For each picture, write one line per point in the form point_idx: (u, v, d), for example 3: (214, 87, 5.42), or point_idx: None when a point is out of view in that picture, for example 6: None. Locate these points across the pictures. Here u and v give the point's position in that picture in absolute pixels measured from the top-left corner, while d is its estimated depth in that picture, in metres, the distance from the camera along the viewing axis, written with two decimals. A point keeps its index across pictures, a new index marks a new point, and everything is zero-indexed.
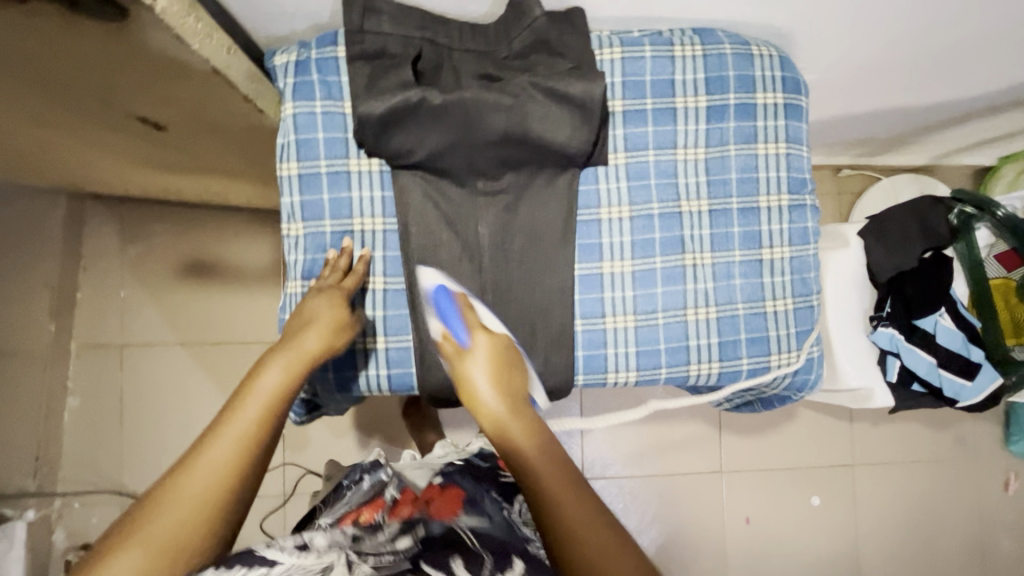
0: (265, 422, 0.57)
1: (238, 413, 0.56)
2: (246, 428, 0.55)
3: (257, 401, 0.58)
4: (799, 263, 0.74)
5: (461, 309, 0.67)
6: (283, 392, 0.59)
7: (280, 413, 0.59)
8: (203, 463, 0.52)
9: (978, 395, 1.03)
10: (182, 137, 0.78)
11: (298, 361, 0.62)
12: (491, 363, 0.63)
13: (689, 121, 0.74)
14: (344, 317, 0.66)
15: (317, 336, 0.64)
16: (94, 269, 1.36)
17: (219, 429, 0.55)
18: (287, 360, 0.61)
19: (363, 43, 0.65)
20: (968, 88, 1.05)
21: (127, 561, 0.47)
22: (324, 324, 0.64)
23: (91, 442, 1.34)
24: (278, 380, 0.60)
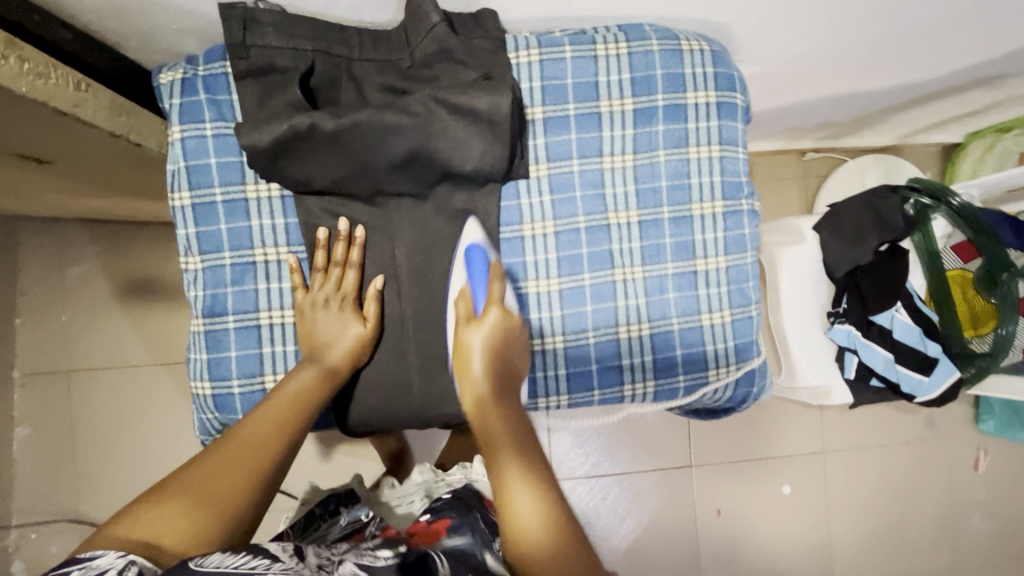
0: (294, 421, 0.60)
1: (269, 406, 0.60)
2: (275, 421, 0.59)
3: (284, 398, 0.61)
4: (736, 273, 0.71)
5: (488, 274, 0.65)
6: (314, 391, 0.62)
7: (310, 413, 0.61)
8: (238, 445, 0.57)
9: (935, 390, 1.00)
10: (76, 165, 0.72)
11: (327, 371, 0.63)
12: (494, 342, 0.64)
13: (616, 126, 0.69)
14: (367, 334, 0.66)
15: (340, 350, 0.64)
16: (30, 294, 1.30)
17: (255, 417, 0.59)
18: (322, 360, 0.63)
19: (248, 59, 0.59)
20: (924, 70, 1.01)
21: (164, 521, 0.50)
22: (348, 340, 0.64)
23: (43, 470, 1.30)
24: (304, 382, 0.62)
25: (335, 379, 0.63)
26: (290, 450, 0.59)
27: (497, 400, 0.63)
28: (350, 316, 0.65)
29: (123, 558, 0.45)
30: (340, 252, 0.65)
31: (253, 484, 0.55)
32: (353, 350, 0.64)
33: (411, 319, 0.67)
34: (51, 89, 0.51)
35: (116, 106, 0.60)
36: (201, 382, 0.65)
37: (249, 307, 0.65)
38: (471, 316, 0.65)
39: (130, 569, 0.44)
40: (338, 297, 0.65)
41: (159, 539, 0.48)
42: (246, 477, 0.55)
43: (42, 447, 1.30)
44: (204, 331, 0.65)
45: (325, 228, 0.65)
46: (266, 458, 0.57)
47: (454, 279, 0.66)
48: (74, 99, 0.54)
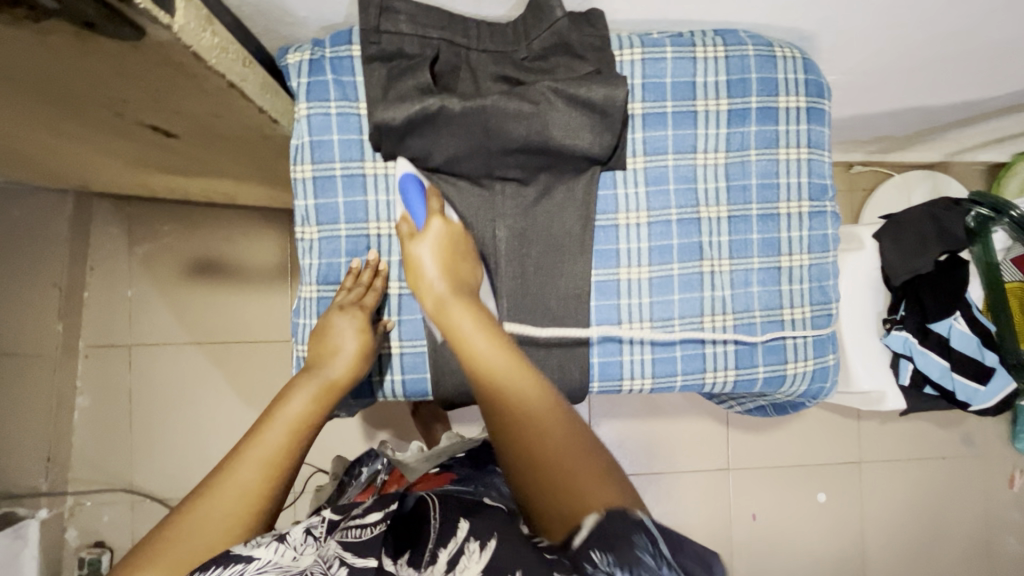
0: (287, 454, 0.56)
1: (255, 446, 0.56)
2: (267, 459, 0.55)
3: (281, 424, 0.58)
4: (817, 271, 0.74)
5: (424, 195, 0.65)
6: (309, 420, 0.59)
7: (304, 441, 0.58)
8: (225, 490, 0.52)
9: (990, 399, 1.03)
10: (192, 142, 0.76)
11: (324, 388, 0.62)
12: (438, 249, 0.63)
13: (710, 125, 0.72)
14: (365, 348, 0.65)
15: (341, 364, 0.64)
16: (101, 268, 1.35)
17: (239, 462, 0.54)
18: (319, 380, 0.62)
19: (380, 44, 0.64)
20: (988, 88, 1.03)
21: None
22: (348, 354, 0.64)
23: (100, 441, 1.34)
24: (301, 406, 0.60)
25: (332, 394, 0.62)
26: (287, 483, 0.56)
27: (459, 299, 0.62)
28: (357, 327, 0.65)
29: None
30: (366, 277, 0.68)
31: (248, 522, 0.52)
32: (352, 367, 0.64)
33: (508, 298, 0.69)
34: (227, 64, 0.55)
35: (264, 85, 0.64)
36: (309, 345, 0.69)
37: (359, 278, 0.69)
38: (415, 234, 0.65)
39: None
40: (354, 312, 0.65)
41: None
42: (241, 522, 0.51)
43: (101, 418, 1.34)
44: (317, 297, 0.69)
45: (356, 258, 0.68)
46: (264, 495, 0.53)
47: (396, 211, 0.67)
48: (240, 75, 0.57)
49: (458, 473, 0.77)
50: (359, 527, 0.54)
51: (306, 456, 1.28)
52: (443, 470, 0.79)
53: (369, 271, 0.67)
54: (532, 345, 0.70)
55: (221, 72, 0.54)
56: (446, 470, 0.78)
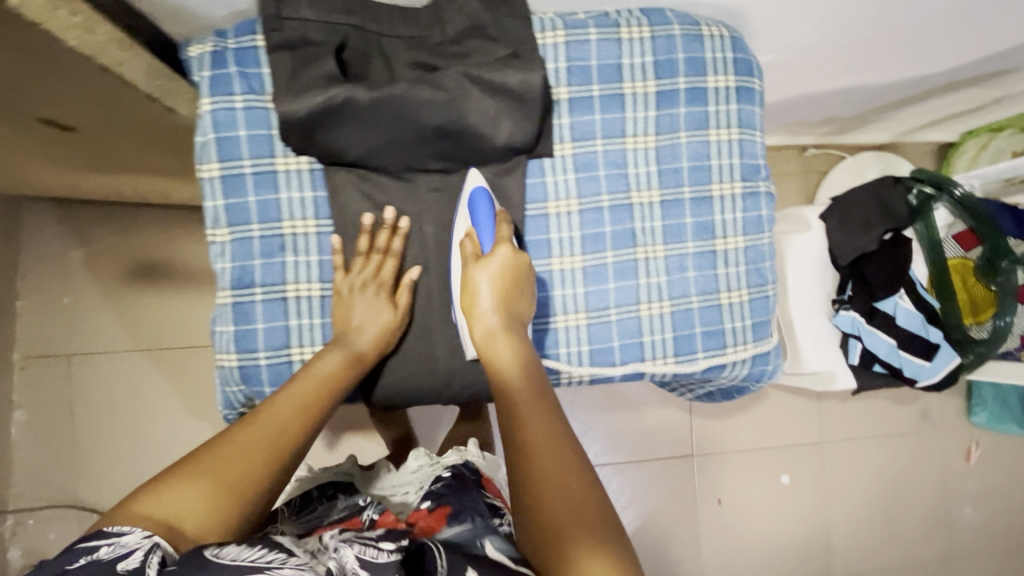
0: (315, 408, 0.59)
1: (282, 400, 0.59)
2: (298, 407, 0.58)
3: (310, 381, 0.61)
4: (754, 253, 0.72)
5: (495, 218, 0.63)
6: (335, 379, 0.62)
7: (331, 399, 0.61)
8: (256, 428, 0.55)
9: (936, 374, 1.04)
10: (99, 136, 0.71)
11: (354, 353, 0.63)
12: (501, 279, 0.62)
13: (638, 108, 0.70)
14: (397, 322, 0.65)
15: (370, 334, 0.64)
16: (33, 276, 1.27)
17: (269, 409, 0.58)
18: (350, 343, 0.63)
19: (282, 32, 0.60)
20: (927, 65, 1.04)
21: (187, 498, 0.48)
22: (379, 325, 0.64)
23: (42, 457, 1.28)
24: (330, 368, 0.62)
25: (361, 365, 0.63)
26: (311, 435, 0.58)
27: (508, 336, 0.61)
28: (381, 298, 0.65)
29: (148, 539, 0.45)
30: (382, 240, 0.65)
31: (276, 463, 0.54)
32: (381, 328, 0.64)
33: (439, 293, 0.68)
34: (97, 45, 0.51)
35: (156, 71, 0.60)
36: (227, 354, 0.65)
37: (277, 279, 0.64)
38: (479, 256, 0.63)
39: (157, 552, 0.44)
40: (371, 286, 0.65)
41: (183, 519, 0.47)
42: (267, 460, 0.54)
43: (41, 433, 1.28)
44: (231, 303, 0.64)
45: (370, 214, 0.65)
46: (288, 441, 0.56)
47: (458, 224, 0.64)
48: (117, 58, 0.54)
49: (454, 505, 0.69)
50: (375, 552, 0.48)
51: None
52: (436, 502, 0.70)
53: (383, 233, 0.65)
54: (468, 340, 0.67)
55: (86, 52, 0.50)
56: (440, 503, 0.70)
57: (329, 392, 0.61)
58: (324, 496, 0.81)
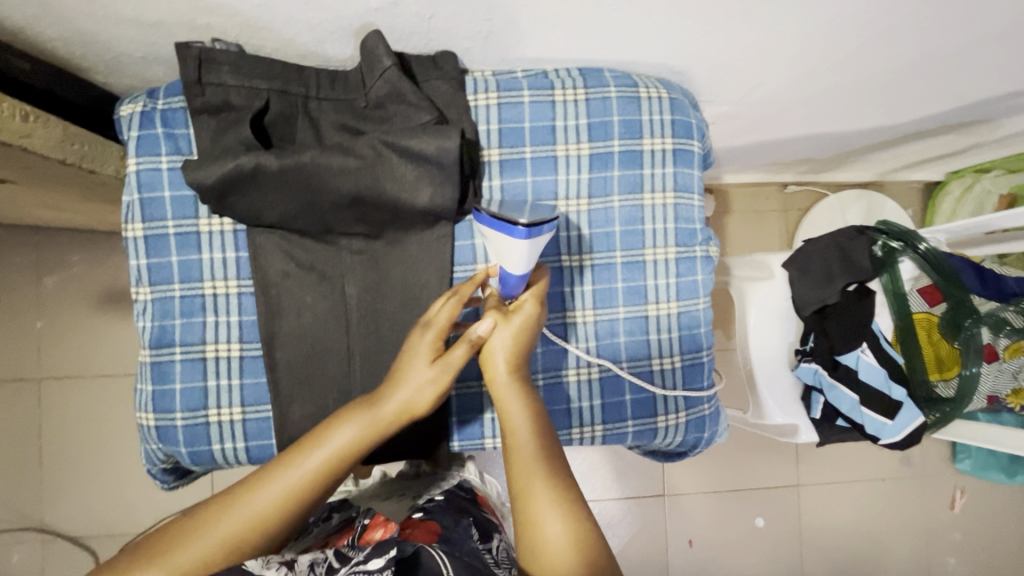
0: (314, 484, 0.55)
1: (288, 471, 0.54)
2: (292, 484, 0.54)
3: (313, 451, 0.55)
4: (687, 319, 0.71)
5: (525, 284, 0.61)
6: (349, 457, 0.55)
7: (335, 474, 0.55)
8: (243, 508, 0.53)
9: (900, 434, 0.99)
10: (40, 184, 0.73)
11: (371, 425, 0.55)
12: (517, 339, 0.58)
13: (572, 170, 0.69)
14: (437, 375, 0.56)
15: (399, 399, 0.56)
16: (8, 301, 1.29)
17: (275, 475, 0.54)
18: (369, 416, 0.56)
19: (203, 96, 0.61)
20: (896, 114, 1.02)
21: None
22: (412, 389, 0.56)
23: (6, 480, 1.28)
24: (343, 439, 0.55)
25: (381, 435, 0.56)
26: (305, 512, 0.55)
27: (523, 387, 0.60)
28: (431, 367, 0.57)
29: None
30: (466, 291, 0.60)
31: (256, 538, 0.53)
32: (408, 408, 0.57)
33: (358, 358, 0.66)
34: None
35: (69, 136, 0.59)
36: (146, 413, 0.65)
37: (196, 340, 0.64)
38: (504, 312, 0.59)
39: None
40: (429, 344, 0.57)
41: None
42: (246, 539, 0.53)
43: (7, 455, 1.29)
44: (150, 362, 0.65)
45: (294, 274, 0.65)
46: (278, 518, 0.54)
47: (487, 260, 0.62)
48: (22, 130, 0.52)
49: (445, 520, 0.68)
50: (364, 572, 0.50)
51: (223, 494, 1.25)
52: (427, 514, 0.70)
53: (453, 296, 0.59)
54: None
55: None
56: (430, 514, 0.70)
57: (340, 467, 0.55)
58: (320, 518, 0.79)
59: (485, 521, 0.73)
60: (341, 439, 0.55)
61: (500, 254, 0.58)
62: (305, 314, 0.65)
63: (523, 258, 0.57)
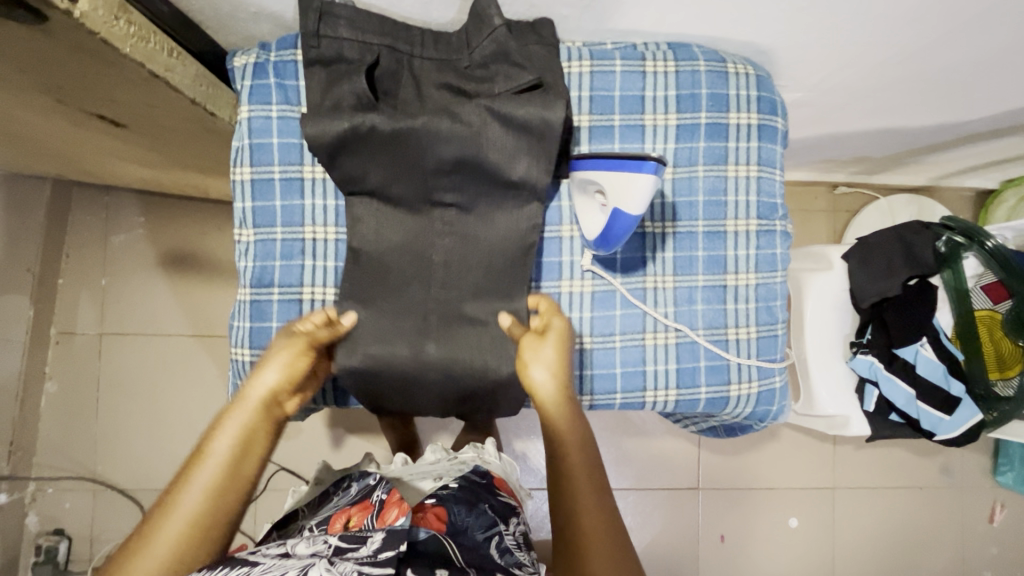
0: (213, 498, 0.54)
1: (179, 500, 0.53)
2: (196, 505, 0.53)
3: (211, 464, 0.55)
4: (765, 291, 0.72)
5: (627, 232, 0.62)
6: (232, 459, 0.56)
7: (236, 479, 0.56)
8: (151, 544, 0.51)
9: (956, 429, 1.01)
10: (146, 132, 0.77)
11: (247, 423, 0.58)
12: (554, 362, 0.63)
13: (658, 139, 0.72)
14: (290, 359, 0.60)
15: (265, 392, 0.59)
16: (76, 258, 1.34)
17: (167, 509, 0.53)
18: (242, 416, 0.58)
19: (319, 48, 0.63)
20: (964, 111, 1.02)
21: None
22: (272, 380, 0.59)
23: (63, 430, 1.34)
24: (226, 444, 0.56)
25: (257, 428, 0.58)
26: (215, 526, 0.54)
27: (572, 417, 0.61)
28: (278, 357, 0.60)
29: None
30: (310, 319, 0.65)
31: (175, 570, 0.51)
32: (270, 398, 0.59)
33: (442, 325, 0.68)
34: (149, 53, 0.55)
35: (199, 78, 0.64)
36: (241, 348, 0.68)
37: (294, 281, 0.68)
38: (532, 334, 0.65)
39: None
40: (298, 339, 0.62)
41: None
42: (168, 572, 0.51)
43: (65, 406, 1.34)
44: (250, 300, 0.68)
45: (386, 244, 0.67)
46: (192, 542, 0.52)
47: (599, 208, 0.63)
48: (167, 64, 0.58)
49: (456, 513, 0.67)
50: (372, 559, 0.50)
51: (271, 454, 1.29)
52: (439, 504, 0.68)
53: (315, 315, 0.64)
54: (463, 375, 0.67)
55: (139, 61, 0.54)
56: (441, 506, 0.68)
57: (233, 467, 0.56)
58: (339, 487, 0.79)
59: (498, 503, 0.73)
60: (224, 441, 0.56)
61: (620, 194, 0.59)
62: (394, 280, 0.67)
63: (643, 197, 0.58)
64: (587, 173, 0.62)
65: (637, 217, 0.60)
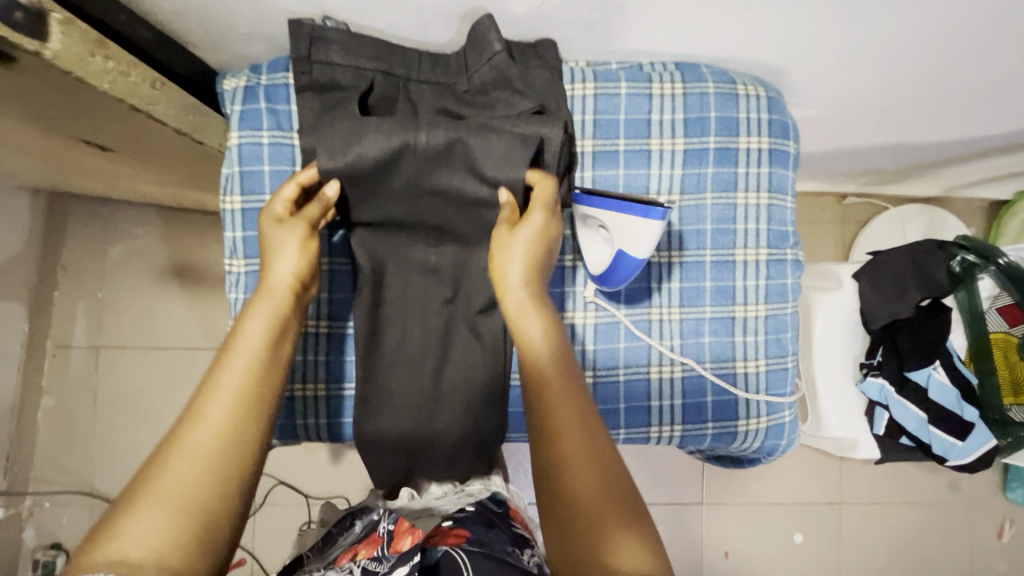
0: (256, 387, 0.49)
1: (197, 422, 0.46)
2: (245, 391, 0.48)
3: (242, 349, 0.50)
4: (774, 323, 0.69)
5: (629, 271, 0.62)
6: (268, 339, 0.51)
7: (273, 361, 0.51)
8: (189, 444, 0.45)
9: (968, 455, 0.99)
10: (136, 154, 0.74)
11: (275, 300, 0.53)
12: (533, 247, 0.57)
13: (664, 165, 0.69)
14: (305, 229, 0.55)
15: (285, 266, 0.54)
16: (71, 270, 1.32)
17: (207, 398, 0.47)
18: (269, 295, 0.53)
19: (311, 73, 0.61)
20: (982, 126, 0.99)
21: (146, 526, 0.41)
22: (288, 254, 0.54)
23: (59, 444, 1.32)
24: (257, 325, 0.51)
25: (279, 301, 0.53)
26: (265, 412, 0.49)
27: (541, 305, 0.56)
28: (285, 228, 0.55)
29: None
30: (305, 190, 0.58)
31: (236, 459, 0.46)
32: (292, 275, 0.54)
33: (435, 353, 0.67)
34: (129, 87, 0.53)
35: (185, 106, 0.63)
36: None
37: None
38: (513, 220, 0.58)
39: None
40: (299, 219, 0.55)
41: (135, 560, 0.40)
42: (215, 470, 0.45)
43: (61, 420, 1.32)
44: None
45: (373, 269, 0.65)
46: (248, 434, 0.47)
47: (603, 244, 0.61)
48: (149, 98, 0.56)
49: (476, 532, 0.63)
50: None
51: (270, 470, 1.27)
52: None
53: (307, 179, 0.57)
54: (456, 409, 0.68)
55: (118, 96, 0.52)
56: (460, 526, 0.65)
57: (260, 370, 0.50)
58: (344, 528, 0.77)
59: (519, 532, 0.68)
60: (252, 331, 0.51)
61: (625, 233, 0.58)
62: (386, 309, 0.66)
63: (648, 240, 0.58)
64: (591, 211, 0.61)
65: (641, 261, 0.59)
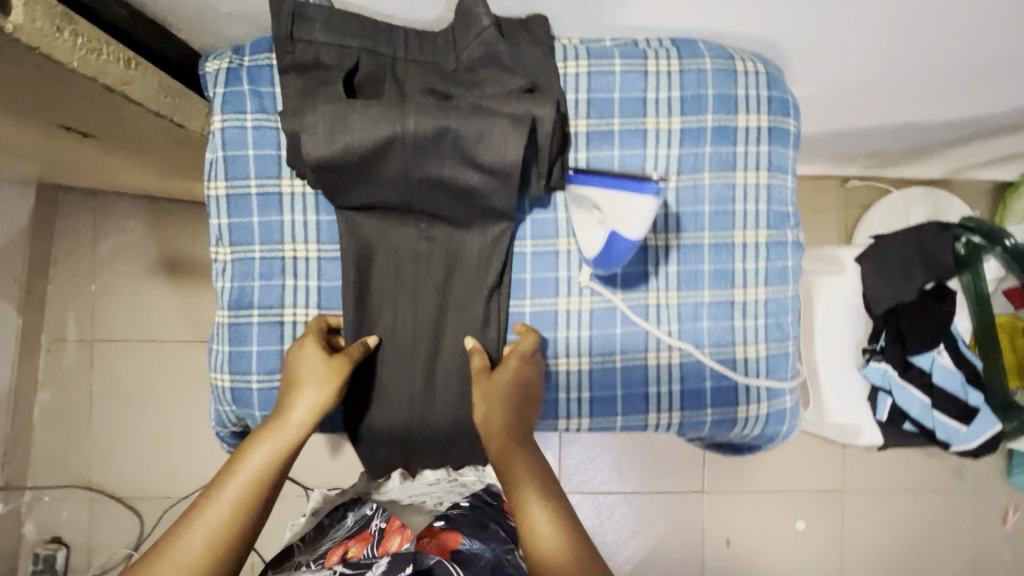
0: (240, 517, 0.51)
1: (177, 544, 0.48)
2: (223, 520, 0.50)
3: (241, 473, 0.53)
4: (775, 306, 0.68)
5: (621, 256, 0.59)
6: (267, 473, 0.53)
7: (265, 491, 0.53)
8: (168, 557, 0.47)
9: (973, 440, 0.97)
10: (120, 142, 0.73)
11: (283, 439, 0.56)
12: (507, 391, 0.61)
13: (661, 145, 0.67)
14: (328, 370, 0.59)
15: (299, 410, 0.57)
16: (64, 264, 1.31)
17: (194, 518, 0.50)
18: (280, 429, 0.56)
19: (294, 53, 0.59)
20: (989, 104, 0.96)
21: None
22: (307, 399, 0.58)
23: (57, 438, 1.32)
24: (260, 456, 0.54)
25: (291, 444, 0.56)
26: (238, 543, 0.50)
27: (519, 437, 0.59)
28: (313, 363, 0.59)
29: None
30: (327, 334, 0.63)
31: None
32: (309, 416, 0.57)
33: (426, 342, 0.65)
34: (101, 65, 0.51)
35: (163, 87, 0.61)
36: (221, 373, 0.65)
37: (275, 303, 0.64)
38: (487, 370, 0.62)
39: None
40: (320, 355, 0.60)
41: None
42: None
43: (59, 414, 1.32)
44: (229, 323, 0.65)
45: (361, 256, 0.63)
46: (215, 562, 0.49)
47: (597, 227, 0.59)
48: (122, 77, 0.54)
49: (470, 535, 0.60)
50: None
51: None
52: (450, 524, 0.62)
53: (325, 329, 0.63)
54: (445, 401, 0.66)
55: (90, 75, 0.50)
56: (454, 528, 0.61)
57: (252, 502, 0.52)
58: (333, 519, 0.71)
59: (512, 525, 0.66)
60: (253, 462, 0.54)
61: (616, 214, 0.56)
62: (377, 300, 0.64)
63: (642, 220, 0.55)
64: (585, 189, 0.59)
65: (636, 243, 0.56)
